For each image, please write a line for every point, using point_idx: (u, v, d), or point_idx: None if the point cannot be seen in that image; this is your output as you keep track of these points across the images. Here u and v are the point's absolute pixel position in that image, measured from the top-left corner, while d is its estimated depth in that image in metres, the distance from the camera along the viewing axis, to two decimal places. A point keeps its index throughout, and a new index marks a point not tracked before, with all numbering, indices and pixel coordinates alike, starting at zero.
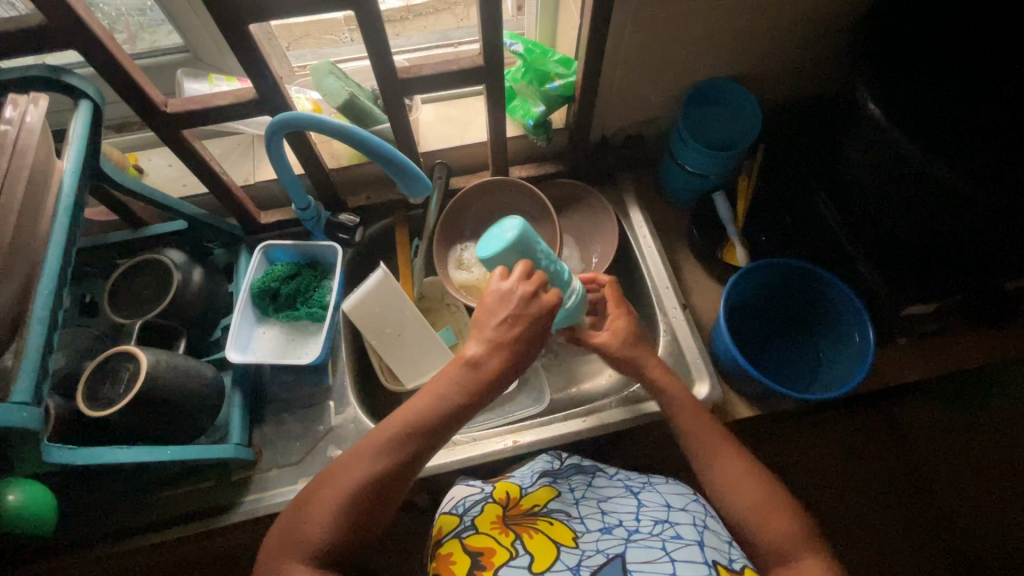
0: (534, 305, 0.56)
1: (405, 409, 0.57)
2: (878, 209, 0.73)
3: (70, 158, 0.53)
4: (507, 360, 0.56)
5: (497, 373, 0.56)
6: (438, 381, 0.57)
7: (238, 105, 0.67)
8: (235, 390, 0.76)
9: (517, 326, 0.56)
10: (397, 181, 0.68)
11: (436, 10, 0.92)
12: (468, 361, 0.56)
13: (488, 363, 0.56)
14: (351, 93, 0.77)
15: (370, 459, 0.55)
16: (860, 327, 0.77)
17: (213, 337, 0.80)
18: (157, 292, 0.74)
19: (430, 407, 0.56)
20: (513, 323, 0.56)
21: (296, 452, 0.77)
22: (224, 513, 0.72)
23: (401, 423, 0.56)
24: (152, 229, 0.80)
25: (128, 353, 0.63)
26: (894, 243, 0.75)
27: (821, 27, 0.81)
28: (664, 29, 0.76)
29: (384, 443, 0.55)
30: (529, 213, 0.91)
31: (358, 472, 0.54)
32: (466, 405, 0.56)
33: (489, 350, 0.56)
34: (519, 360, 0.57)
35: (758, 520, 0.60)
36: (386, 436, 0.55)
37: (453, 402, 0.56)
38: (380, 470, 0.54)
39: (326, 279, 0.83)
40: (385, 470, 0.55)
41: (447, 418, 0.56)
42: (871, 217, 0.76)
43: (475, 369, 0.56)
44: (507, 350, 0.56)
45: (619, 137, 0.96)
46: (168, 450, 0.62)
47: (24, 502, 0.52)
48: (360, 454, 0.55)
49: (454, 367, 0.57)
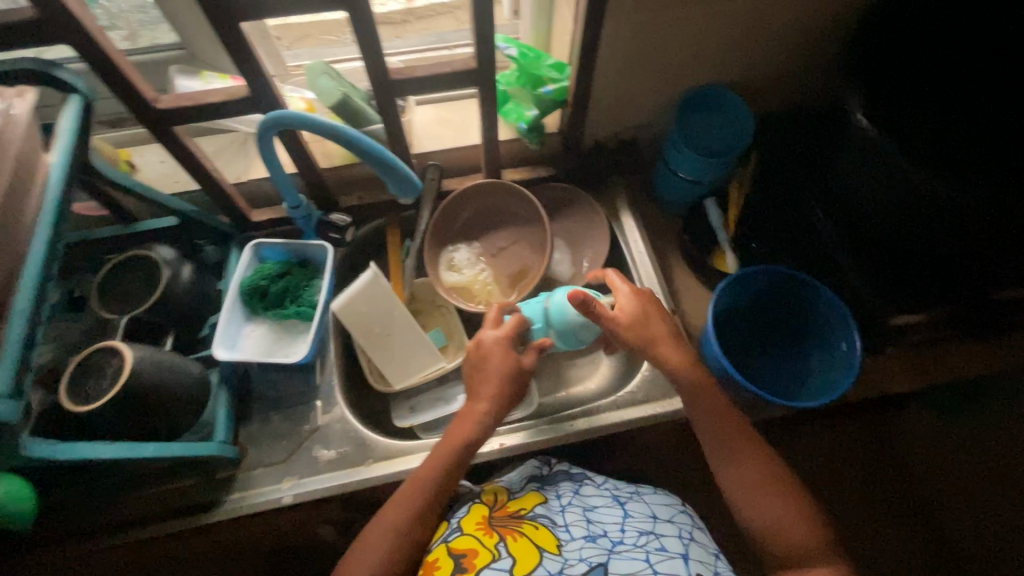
0: (495, 347, 0.69)
1: (426, 467, 0.65)
2: (869, 214, 0.74)
3: (58, 153, 0.53)
4: (498, 400, 0.67)
5: (479, 437, 0.66)
6: (447, 436, 0.67)
7: (231, 103, 0.67)
8: (222, 387, 0.75)
9: (486, 386, 0.67)
10: (388, 182, 0.68)
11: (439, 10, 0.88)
12: (461, 414, 0.68)
13: (475, 415, 0.67)
14: (344, 92, 0.77)
15: (398, 518, 0.62)
16: (846, 335, 0.77)
17: (201, 334, 0.79)
18: (144, 288, 0.73)
19: (427, 472, 0.64)
20: (484, 376, 0.68)
21: (282, 450, 0.77)
22: (209, 512, 0.72)
23: (421, 479, 0.64)
24: (143, 225, 0.80)
25: (114, 348, 0.63)
26: (881, 252, 0.76)
27: (814, 36, 0.82)
28: (659, 34, 0.76)
29: (401, 500, 0.63)
30: (522, 216, 0.92)
31: (385, 528, 0.62)
32: (470, 451, 0.66)
33: (477, 401, 0.67)
34: (508, 397, 0.68)
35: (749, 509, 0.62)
36: (408, 495, 0.63)
37: (444, 464, 0.65)
38: (406, 526, 0.62)
39: (317, 279, 0.83)
40: (406, 527, 0.62)
41: (458, 465, 0.65)
42: (859, 221, 0.77)
43: (467, 418, 0.67)
44: (488, 403, 0.67)
45: (613, 141, 0.96)
46: (153, 447, 0.62)
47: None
48: (387, 514, 0.63)
49: (460, 423, 0.67)
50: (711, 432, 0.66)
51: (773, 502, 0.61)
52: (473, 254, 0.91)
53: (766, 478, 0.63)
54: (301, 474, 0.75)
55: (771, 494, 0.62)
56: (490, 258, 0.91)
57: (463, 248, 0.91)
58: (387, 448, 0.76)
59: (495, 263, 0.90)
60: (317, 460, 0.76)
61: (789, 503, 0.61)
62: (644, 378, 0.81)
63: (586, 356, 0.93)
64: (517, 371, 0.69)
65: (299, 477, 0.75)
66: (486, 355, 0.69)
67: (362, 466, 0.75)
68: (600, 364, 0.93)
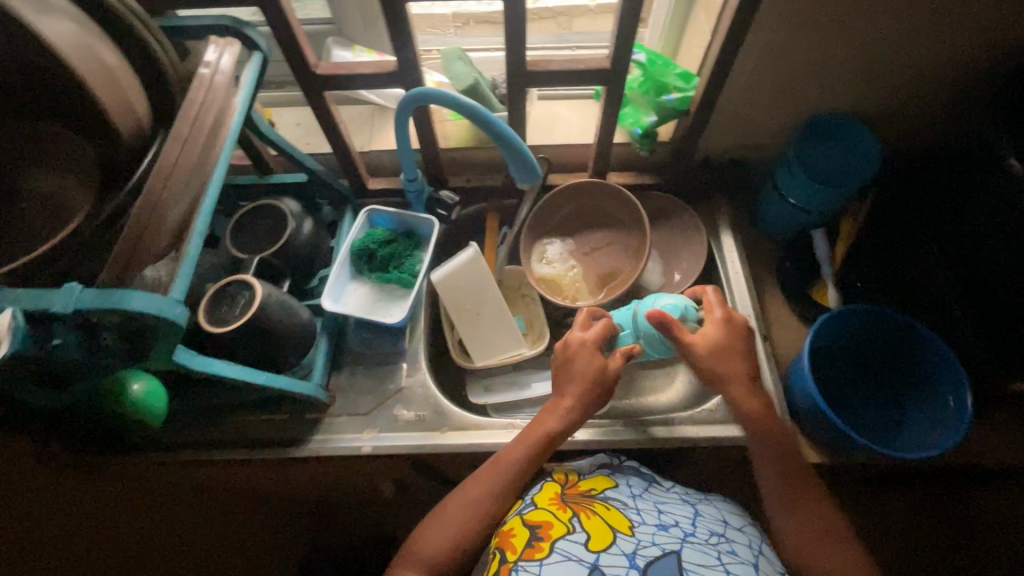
0: (586, 353, 0.70)
1: (509, 456, 0.68)
2: (992, 260, 0.75)
3: (239, 101, 0.60)
4: (583, 400, 0.69)
5: (561, 430, 0.69)
6: (532, 429, 0.69)
7: (378, 75, 0.72)
8: (322, 336, 0.82)
9: (572, 387, 0.69)
10: (512, 166, 0.71)
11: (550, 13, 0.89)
12: (548, 409, 0.70)
13: (560, 411, 0.69)
14: (475, 79, 0.82)
15: (481, 499, 0.65)
16: (954, 392, 0.73)
17: (310, 284, 0.85)
18: (273, 234, 0.81)
19: (512, 459, 0.67)
20: (571, 377, 0.70)
21: (367, 403, 0.82)
22: (296, 446, 0.78)
23: (505, 468, 0.67)
24: (275, 178, 0.88)
25: (246, 284, 0.69)
26: (991, 301, 0.76)
27: (964, 74, 0.78)
28: (795, 54, 0.75)
29: (482, 481, 0.67)
30: (620, 220, 0.93)
31: (469, 505, 0.65)
32: (549, 445, 0.68)
33: (565, 399, 0.69)
34: (593, 400, 0.70)
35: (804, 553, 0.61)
36: (492, 478, 0.66)
37: (529, 453, 0.67)
38: (486, 508, 0.65)
39: (419, 250, 0.88)
40: (487, 507, 0.65)
41: (538, 456, 0.68)
42: (972, 266, 0.79)
43: (552, 413, 0.69)
44: (574, 401, 0.69)
45: (722, 159, 0.95)
46: (262, 376, 0.68)
47: (142, 380, 0.59)
48: (468, 491, 0.66)
49: (547, 417, 0.69)
50: (784, 491, 0.64)
51: (836, 554, 0.59)
52: (566, 250, 0.93)
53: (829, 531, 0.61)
54: (380, 428, 0.80)
55: (831, 547, 0.60)
56: (582, 255, 0.93)
57: (557, 242, 0.93)
58: (462, 420, 0.79)
59: (587, 261, 0.92)
60: (396, 418, 0.80)
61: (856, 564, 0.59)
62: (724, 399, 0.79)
63: (663, 369, 0.92)
64: (606, 376, 0.70)
65: (379, 430, 0.79)
66: (573, 358, 0.70)
67: (437, 432, 0.79)
68: (676, 379, 0.92)
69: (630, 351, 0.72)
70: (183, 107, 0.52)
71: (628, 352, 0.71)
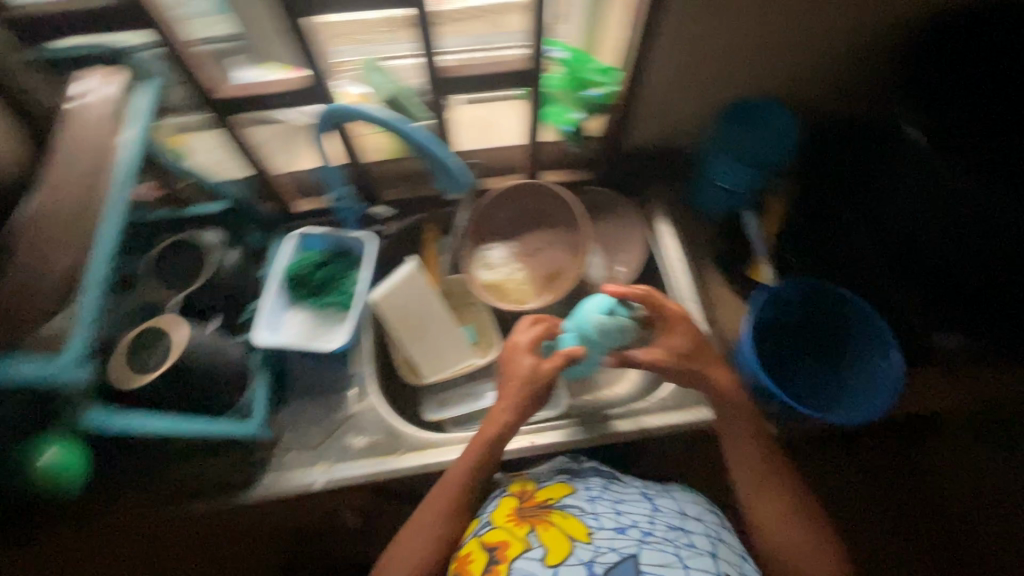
0: (519, 358, 0.72)
1: (455, 473, 0.66)
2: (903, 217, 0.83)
3: (131, 133, 0.56)
4: (520, 405, 0.69)
5: (503, 437, 0.68)
6: (471, 443, 0.68)
7: (290, 93, 0.71)
8: (260, 376, 0.74)
9: (507, 390, 0.70)
10: (440, 175, 0.71)
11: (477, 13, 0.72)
12: (489, 419, 0.69)
13: (498, 418, 0.69)
14: (397, 89, 0.79)
15: (432, 523, 0.64)
16: (883, 353, 0.77)
17: (241, 318, 0.80)
18: (194, 270, 0.76)
19: (457, 475, 0.66)
20: (508, 381, 0.71)
21: (317, 435, 0.78)
22: (243, 492, 0.74)
23: (451, 487, 0.66)
24: (191, 210, 0.82)
25: (161, 329, 0.65)
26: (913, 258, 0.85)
27: (864, 50, 0.82)
28: (706, 42, 0.77)
29: (433, 502, 0.65)
30: (558, 218, 0.92)
31: (424, 530, 0.64)
32: (492, 455, 0.67)
33: (502, 406, 0.69)
34: (531, 404, 0.70)
35: (766, 534, 0.63)
36: (441, 498, 0.65)
37: (475, 466, 0.67)
38: (440, 530, 0.64)
39: (355, 269, 0.85)
40: (440, 529, 0.64)
41: (483, 468, 0.67)
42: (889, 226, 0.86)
43: (490, 421, 0.69)
44: (512, 404, 0.69)
45: (651, 149, 0.97)
46: (196, 424, 0.64)
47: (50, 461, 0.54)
48: (422, 515, 0.65)
49: (489, 428, 0.68)
50: (746, 471, 0.67)
51: (792, 527, 0.63)
52: (509, 254, 0.92)
53: (787, 512, 0.64)
54: (334, 460, 0.76)
55: (790, 522, 0.63)
56: (525, 257, 0.92)
57: (499, 246, 0.92)
58: (419, 440, 0.77)
59: (529, 263, 0.91)
60: (349, 447, 0.77)
61: (811, 538, 0.62)
62: (675, 386, 0.80)
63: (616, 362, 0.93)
64: (542, 380, 0.70)
65: (331, 462, 0.76)
66: (509, 361, 0.72)
67: (394, 456, 0.76)
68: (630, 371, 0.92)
69: (571, 353, 0.71)
70: (69, 145, 0.52)
71: (569, 355, 0.71)
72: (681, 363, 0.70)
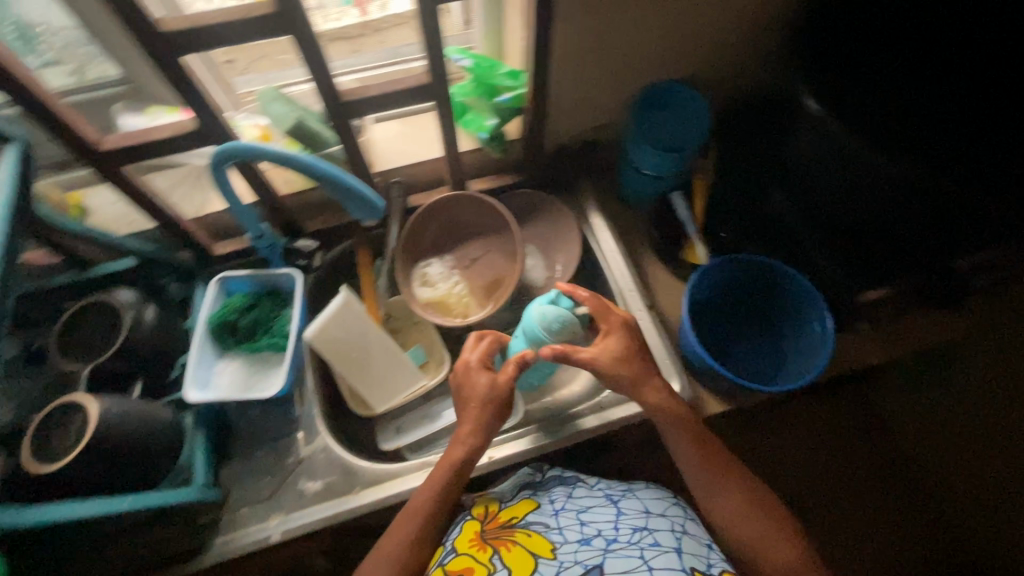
0: (477, 375, 0.68)
1: (419, 500, 0.65)
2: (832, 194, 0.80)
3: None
4: (480, 425, 0.67)
5: (469, 459, 0.67)
6: (436, 470, 0.67)
7: (180, 136, 0.66)
8: (196, 435, 0.73)
9: (468, 411, 0.68)
10: (349, 206, 0.69)
11: (395, 22, 0.84)
12: (455, 441, 0.68)
13: (462, 438, 0.67)
14: (298, 116, 0.76)
15: (394, 557, 0.62)
16: (818, 315, 0.79)
17: (171, 376, 0.76)
18: (107, 335, 0.71)
19: (422, 501, 0.65)
20: (465, 402, 0.68)
21: (266, 487, 0.75)
22: (194, 558, 0.70)
23: (416, 515, 0.64)
24: (100, 269, 0.78)
25: (75, 404, 0.60)
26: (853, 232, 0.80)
27: (760, 23, 0.83)
28: (605, 34, 0.77)
29: (395, 532, 0.63)
30: (490, 225, 0.91)
31: (383, 565, 0.61)
32: (458, 479, 0.66)
33: (466, 425, 0.67)
34: (491, 422, 0.68)
35: (733, 529, 0.64)
36: (405, 529, 0.63)
37: (441, 491, 0.65)
38: (403, 562, 0.62)
39: (287, 308, 0.82)
40: (403, 561, 0.62)
41: (449, 493, 0.65)
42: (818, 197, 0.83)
43: (455, 441, 0.68)
44: (475, 421, 0.67)
45: (575, 143, 0.96)
46: (127, 500, 0.60)
47: None
48: (382, 549, 0.62)
49: (455, 449, 0.67)
50: (698, 465, 0.67)
51: (751, 518, 0.63)
52: (446, 267, 0.90)
53: (744, 504, 0.64)
54: (288, 509, 0.73)
55: (749, 513, 0.64)
56: (463, 269, 0.91)
57: (435, 261, 0.90)
58: (374, 474, 0.75)
59: (468, 274, 0.90)
60: (303, 493, 0.74)
61: (772, 523, 0.63)
62: None
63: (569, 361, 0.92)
64: (499, 396, 0.67)
65: (286, 512, 0.73)
66: (462, 380, 0.69)
67: (350, 495, 0.74)
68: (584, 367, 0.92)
69: (522, 358, 0.67)
70: None
71: (520, 360, 0.67)
72: (624, 368, 0.69)
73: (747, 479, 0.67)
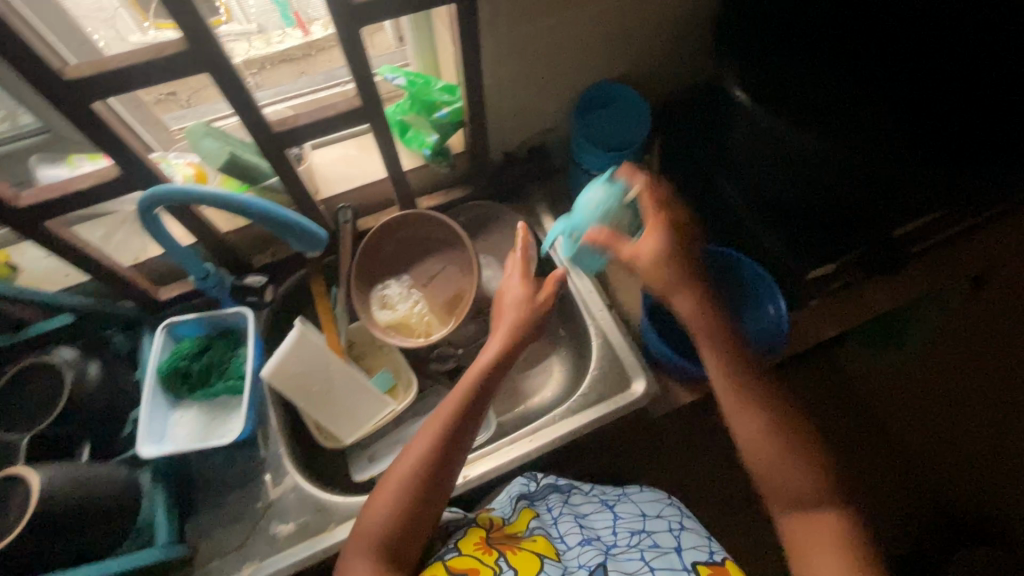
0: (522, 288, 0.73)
1: (415, 448, 0.63)
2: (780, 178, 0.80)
3: None
4: (487, 368, 0.67)
5: (472, 406, 0.65)
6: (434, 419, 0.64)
7: (103, 184, 0.64)
8: (155, 487, 0.71)
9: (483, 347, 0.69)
10: (291, 240, 0.67)
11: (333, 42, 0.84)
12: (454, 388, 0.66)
13: (465, 384, 0.66)
14: (230, 151, 0.73)
15: (388, 506, 0.60)
16: (772, 299, 0.81)
17: (125, 432, 0.73)
18: (47, 398, 0.67)
19: (420, 447, 0.63)
20: (502, 316, 0.71)
21: (236, 535, 0.72)
22: None
23: (410, 464, 0.62)
24: (36, 328, 0.75)
25: (16, 476, 0.57)
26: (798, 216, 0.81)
27: (686, 17, 0.85)
28: (535, 42, 0.78)
29: (392, 480, 0.62)
30: (444, 241, 0.90)
31: (379, 517, 0.60)
32: (462, 426, 0.64)
33: (477, 365, 0.67)
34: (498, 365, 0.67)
35: (755, 458, 0.63)
36: (402, 475, 0.61)
37: (442, 437, 0.63)
38: (399, 512, 0.60)
39: (242, 347, 0.79)
40: (397, 510, 0.60)
41: (448, 443, 0.63)
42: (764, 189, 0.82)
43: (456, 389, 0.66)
44: (482, 365, 0.67)
45: (522, 151, 0.97)
46: None
47: None
48: (381, 498, 0.61)
49: (452, 399, 0.65)
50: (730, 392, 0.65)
51: (778, 453, 0.62)
52: (404, 288, 0.89)
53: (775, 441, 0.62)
54: (261, 555, 0.71)
55: (775, 445, 0.62)
56: (421, 288, 0.89)
57: (392, 283, 0.89)
58: (347, 509, 0.73)
59: (427, 292, 0.88)
60: (275, 536, 0.72)
61: (800, 462, 0.61)
62: (594, 379, 0.81)
63: (538, 367, 0.92)
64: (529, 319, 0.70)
65: (259, 559, 0.70)
66: (504, 296, 0.74)
67: (324, 534, 0.71)
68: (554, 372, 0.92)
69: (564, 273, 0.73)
70: None
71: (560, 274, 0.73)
72: (671, 274, 0.68)
73: (777, 410, 0.64)
